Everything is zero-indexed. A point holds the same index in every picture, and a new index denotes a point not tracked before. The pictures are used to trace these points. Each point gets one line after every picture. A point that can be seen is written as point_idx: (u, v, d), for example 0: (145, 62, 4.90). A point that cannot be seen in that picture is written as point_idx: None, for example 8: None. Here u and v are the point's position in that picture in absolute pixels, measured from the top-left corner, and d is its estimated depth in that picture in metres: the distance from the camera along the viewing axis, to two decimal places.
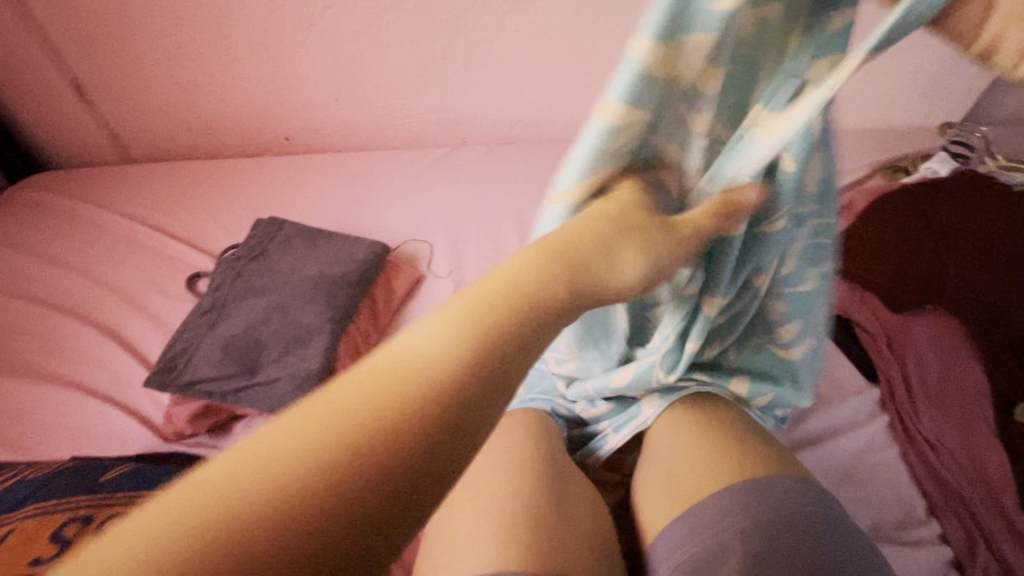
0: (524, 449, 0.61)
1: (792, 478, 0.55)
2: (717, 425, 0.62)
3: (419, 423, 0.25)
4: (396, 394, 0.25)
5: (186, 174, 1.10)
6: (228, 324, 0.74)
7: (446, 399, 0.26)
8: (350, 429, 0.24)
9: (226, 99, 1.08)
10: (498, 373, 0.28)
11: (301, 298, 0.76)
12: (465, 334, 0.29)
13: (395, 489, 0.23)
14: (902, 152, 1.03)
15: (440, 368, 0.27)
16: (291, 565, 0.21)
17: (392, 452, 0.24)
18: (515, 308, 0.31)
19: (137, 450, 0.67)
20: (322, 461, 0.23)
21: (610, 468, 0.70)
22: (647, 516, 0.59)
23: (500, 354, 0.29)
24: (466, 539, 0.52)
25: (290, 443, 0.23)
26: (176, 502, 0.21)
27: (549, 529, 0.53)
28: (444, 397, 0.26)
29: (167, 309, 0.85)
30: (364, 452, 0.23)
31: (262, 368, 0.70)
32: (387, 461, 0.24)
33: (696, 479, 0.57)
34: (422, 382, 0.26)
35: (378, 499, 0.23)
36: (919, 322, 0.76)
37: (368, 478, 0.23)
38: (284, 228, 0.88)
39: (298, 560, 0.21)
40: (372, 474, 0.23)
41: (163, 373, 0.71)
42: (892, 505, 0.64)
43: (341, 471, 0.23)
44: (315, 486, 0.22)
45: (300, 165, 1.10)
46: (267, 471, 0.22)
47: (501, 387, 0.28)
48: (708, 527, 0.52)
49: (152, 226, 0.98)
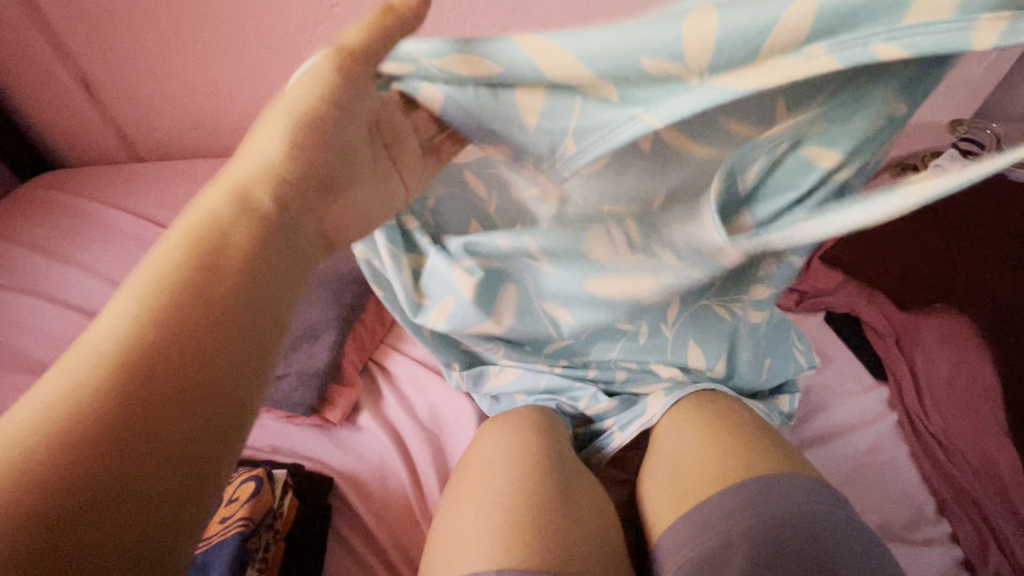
0: (528, 448, 0.60)
1: (801, 477, 0.54)
2: (723, 424, 0.61)
3: (155, 361, 0.26)
4: (125, 336, 0.26)
5: (195, 175, 1.11)
6: None
7: (176, 326, 0.27)
8: (80, 385, 0.25)
9: (234, 99, 1.09)
10: (248, 287, 0.30)
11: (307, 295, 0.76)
12: (187, 254, 0.29)
13: (158, 418, 0.25)
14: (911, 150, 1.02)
15: (167, 304, 0.28)
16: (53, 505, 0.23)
17: (132, 389, 0.25)
18: (242, 219, 0.32)
19: None
20: (60, 425, 0.24)
21: (616, 466, 0.70)
22: (653, 514, 0.59)
23: (244, 268, 0.30)
24: (473, 534, 0.53)
25: (32, 417, 0.24)
26: None
27: (556, 527, 0.53)
28: (172, 325, 0.27)
29: None
30: (102, 397, 0.25)
31: None
32: (135, 399, 0.25)
33: (702, 477, 0.57)
34: (153, 324, 0.27)
35: (145, 437, 0.25)
36: (931, 320, 0.75)
37: (114, 420, 0.25)
38: None
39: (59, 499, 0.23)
40: (178, 435, 0.26)
41: None
42: (901, 504, 0.64)
43: (78, 426, 0.24)
44: (58, 448, 0.23)
45: None
46: (36, 443, 0.23)
47: (249, 298, 0.30)
48: (715, 525, 0.52)
49: (164, 226, 1.00)
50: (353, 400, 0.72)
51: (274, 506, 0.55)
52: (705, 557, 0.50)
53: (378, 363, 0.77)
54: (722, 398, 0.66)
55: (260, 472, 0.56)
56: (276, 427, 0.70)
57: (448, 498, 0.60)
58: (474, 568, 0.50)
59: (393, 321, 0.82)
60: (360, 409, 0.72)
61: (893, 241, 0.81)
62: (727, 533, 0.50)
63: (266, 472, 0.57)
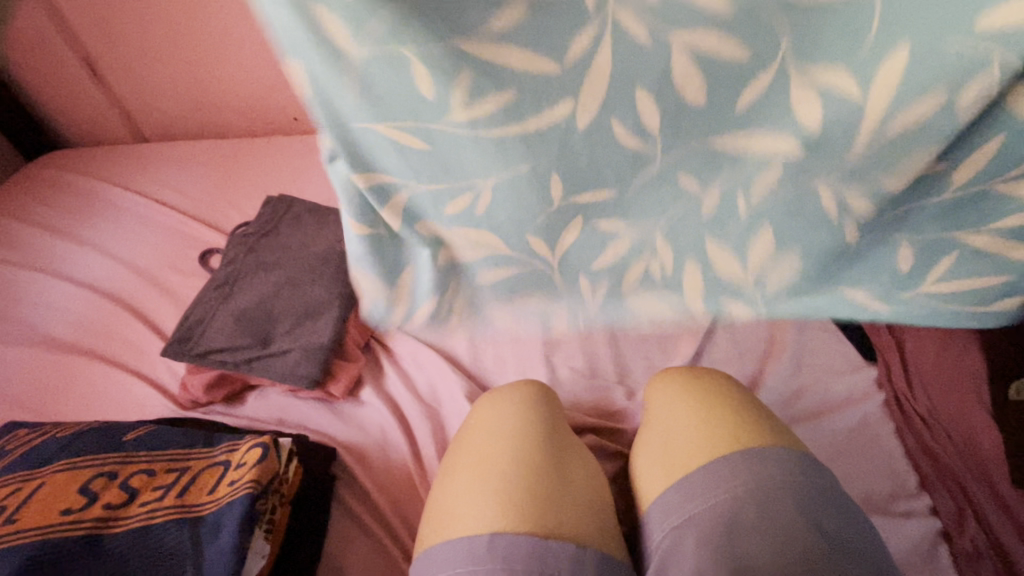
0: (527, 429, 0.62)
1: (785, 448, 0.56)
2: (717, 399, 0.63)
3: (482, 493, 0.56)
4: (453, 484, 0.59)
5: (198, 152, 1.13)
6: (240, 296, 0.75)
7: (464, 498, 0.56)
8: (462, 511, 0.55)
9: (234, 80, 1.11)
10: (479, 518, 0.54)
11: (311, 273, 0.78)
12: (458, 491, 0.58)
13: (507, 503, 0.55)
14: None
15: (449, 477, 0.60)
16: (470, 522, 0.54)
17: (473, 516, 0.54)
18: None
19: (157, 416, 0.71)
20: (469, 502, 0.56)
21: (610, 439, 0.71)
22: (642, 483, 0.61)
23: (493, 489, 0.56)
24: (467, 503, 0.55)
25: (448, 495, 0.58)
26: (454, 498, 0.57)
27: (545, 491, 0.56)
28: (457, 494, 0.57)
29: (185, 284, 0.88)
30: (469, 521, 0.54)
31: (273, 340, 0.72)
32: (478, 515, 0.54)
33: (688, 449, 0.59)
34: (458, 486, 0.58)
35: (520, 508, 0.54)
36: None
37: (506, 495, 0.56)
38: (292, 204, 0.89)
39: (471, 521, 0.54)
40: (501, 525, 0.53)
41: (178, 344, 0.71)
42: (885, 478, 0.67)
43: (471, 514, 0.54)
44: (465, 503, 0.56)
45: (309, 144, 1.13)
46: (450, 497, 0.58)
47: (475, 523, 0.53)
48: (699, 495, 0.54)
49: (166, 203, 1.02)
50: (355, 374, 0.73)
51: (279, 473, 0.53)
52: (704, 524, 0.52)
53: (380, 339, 0.80)
54: (722, 379, 0.67)
55: (266, 438, 0.53)
56: (281, 401, 0.73)
57: (447, 465, 0.63)
58: (468, 533, 0.53)
59: None
60: (362, 383, 0.74)
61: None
62: (728, 504, 0.52)
63: (271, 438, 0.53)
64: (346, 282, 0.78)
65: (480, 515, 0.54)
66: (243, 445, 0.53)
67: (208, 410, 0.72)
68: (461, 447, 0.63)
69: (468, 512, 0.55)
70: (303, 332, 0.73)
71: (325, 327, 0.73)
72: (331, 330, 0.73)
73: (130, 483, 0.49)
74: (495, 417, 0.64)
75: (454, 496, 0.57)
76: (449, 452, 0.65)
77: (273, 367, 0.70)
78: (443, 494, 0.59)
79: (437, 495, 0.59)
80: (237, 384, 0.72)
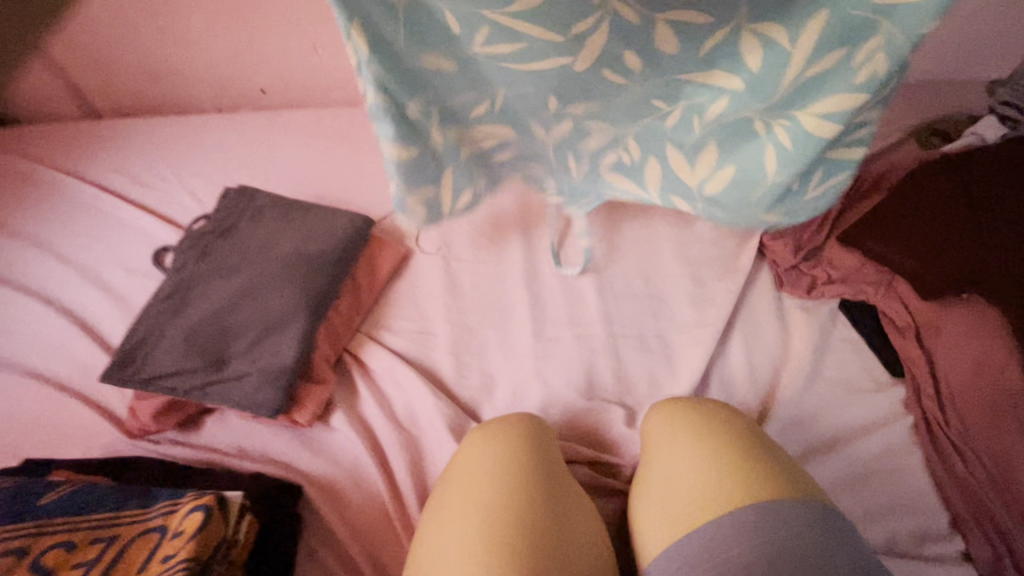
0: (517, 474, 0.55)
1: (807, 502, 0.50)
2: (727, 437, 0.57)
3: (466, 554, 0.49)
4: (434, 544, 0.52)
5: (153, 130, 1.02)
6: (192, 310, 0.66)
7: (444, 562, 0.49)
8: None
9: (192, 47, 0.99)
10: None
11: (272, 281, 0.69)
12: (440, 551, 0.50)
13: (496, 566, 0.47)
14: (924, 117, 0.98)
15: (429, 535, 0.53)
16: None
17: None
18: None
19: (104, 448, 0.63)
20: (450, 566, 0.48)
21: (609, 472, 0.65)
22: (645, 539, 0.54)
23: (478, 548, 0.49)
24: (448, 567, 0.48)
25: (428, 556, 0.51)
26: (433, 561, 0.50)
27: (537, 550, 0.49)
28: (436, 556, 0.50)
29: (137, 288, 0.78)
30: None
31: (230, 361, 0.64)
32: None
33: (696, 500, 0.52)
34: (439, 546, 0.51)
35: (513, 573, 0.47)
36: (953, 311, 0.69)
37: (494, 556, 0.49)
38: (253, 196, 0.78)
39: None
40: None
41: (120, 367, 0.63)
42: (911, 517, 0.61)
43: None
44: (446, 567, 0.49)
45: (278, 121, 1.02)
46: (430, 559, 0.51)
47: None
48: (710, 556, 0.47)
49: (116, 191, 0.91)
50: (325, 398, 0.65)
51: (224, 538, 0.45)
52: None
53: (354, 354, 0.72)
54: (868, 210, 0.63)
55: (208, 497, 0.46)
56: (242, 428, 0.65)
57: (432, 514, 0.56)
58: None
59: (372, 306, 0.77)
60: (333, 407, 0.66)
61: (910, 212, 0.75)
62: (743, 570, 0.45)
63: (214, 497, 0.46)
64: (313, 292, 0.69)
65: None
66: (182, 507, 0.45)
67: (159, 438, 0.64)
68: (443, 497, 0.56)
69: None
70: (263, 351, 0.64)
71: (288, 345, 0.64)
72: (295, 348, 0.64)
73: (43, 562, 0.41)
74: (481, 461, 0.58)
75: (434, 557, 0.50)
76: (429, 505, 0.58)
77: (230, 394, 0.62)
78: (422, 554, 0.52)
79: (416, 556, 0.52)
80: (191, 409, 0.64)
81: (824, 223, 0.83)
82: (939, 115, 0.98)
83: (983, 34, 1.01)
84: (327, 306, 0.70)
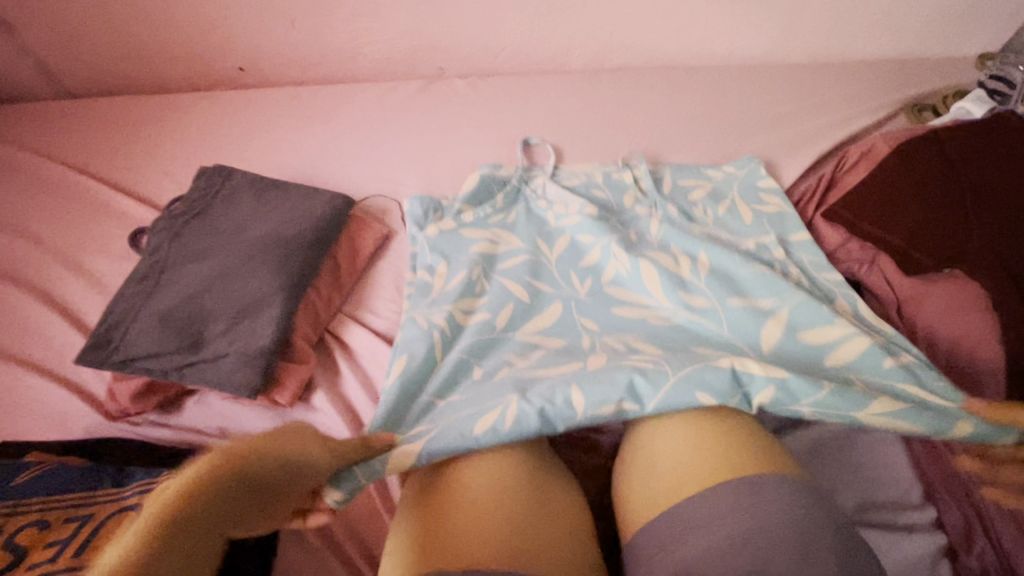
0: (503, 451, 0.57)
1: (782, 475, 0.51)
2: (706, 412, 0.59)
3: (434, 531, 0.50)
4: (408, 525, 0.52)
5: (127, 109, 0.99)
6: (168, 293, 0.66)
7: (414, 543, 0.50)
8: (412, 553, 0.49)
9: (164, 23, 0.97)
10: (428, 561, 0.47)
11: (249, 262, 0.68)
12: (413, 532, 0.51)
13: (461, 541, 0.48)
14: (912, 91, 0.98)
15: (404, 516, 0.54)
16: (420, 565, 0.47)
17: (422, 559, 0.48)
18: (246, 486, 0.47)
19: (83, 431, 0.62)
20: (419, 544, 0.49)
21: (589, 450, 0.65)
22: (626, 513, 0.55)
23: (446, 523, 0.50)
24: (419, 546, 0.49)
25: (401, 536, 0.52)
26: (404, 539, 0.51)
27: (513, 522, 0.50)
28: (407, 539, 0.51)
29: (114, 271, 0.77)
30: (418, 564, 0.48)
31: (207, 343, 0.63)
32: (426, 557, 0.48)
33: (677, 474, 0.53)
34: (410, 528, 0.52)
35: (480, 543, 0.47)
36: (935, 286, 0.68)
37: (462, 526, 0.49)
38: (230, 177, 0.78)
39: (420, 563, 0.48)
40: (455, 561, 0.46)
41: (96, 349, 0.62)
42: (886, 487, 0.62)
43: (421, 557, 0.48)
44: (417, 545, 0.50)
45: (256, 100, 1.00)
46: (404, 538, 0.51)
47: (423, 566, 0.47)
48: (689, 529, 0.49)
49: (91, 172, 0.90)
50: (305, 379, 0.65)
51: None
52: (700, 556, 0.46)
53: (335, 334, 0.71)
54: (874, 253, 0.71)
55: (188, 474, 0.47)
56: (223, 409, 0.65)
57: (409, 494, 0.57)
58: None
59: (354, 286, 0.76)
60: (314, 387, 0.66)
61: (893, 191, 0.75)
62: (720, 538, 0.47)
63: (195, 473, 0.48)
64: (291, 272, 0.68)
65: (428, 556, 0.48)
66: (159, 483, 0.46)
67: (139, 421, 0.63)
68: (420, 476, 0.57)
69: (418, 554, 0.49)
70: (240, 333, 0.64)
71: (266, 326, 0.64)
72: (273, 330, 0.64)
73: (17, 541, 0.41)
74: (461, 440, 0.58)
75: (407, 536, 0.51)
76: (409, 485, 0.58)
77: (208, 375, 0.62)
78: (396, 535, 0.52)
79: (392, 537, 0.53)
80: (170, 391, 0.64)
81: (810, 201, 0.83)
82: (926, 89, 0.98)
83: (975, 6, 0.99)
84: (306, 287, 0.69)
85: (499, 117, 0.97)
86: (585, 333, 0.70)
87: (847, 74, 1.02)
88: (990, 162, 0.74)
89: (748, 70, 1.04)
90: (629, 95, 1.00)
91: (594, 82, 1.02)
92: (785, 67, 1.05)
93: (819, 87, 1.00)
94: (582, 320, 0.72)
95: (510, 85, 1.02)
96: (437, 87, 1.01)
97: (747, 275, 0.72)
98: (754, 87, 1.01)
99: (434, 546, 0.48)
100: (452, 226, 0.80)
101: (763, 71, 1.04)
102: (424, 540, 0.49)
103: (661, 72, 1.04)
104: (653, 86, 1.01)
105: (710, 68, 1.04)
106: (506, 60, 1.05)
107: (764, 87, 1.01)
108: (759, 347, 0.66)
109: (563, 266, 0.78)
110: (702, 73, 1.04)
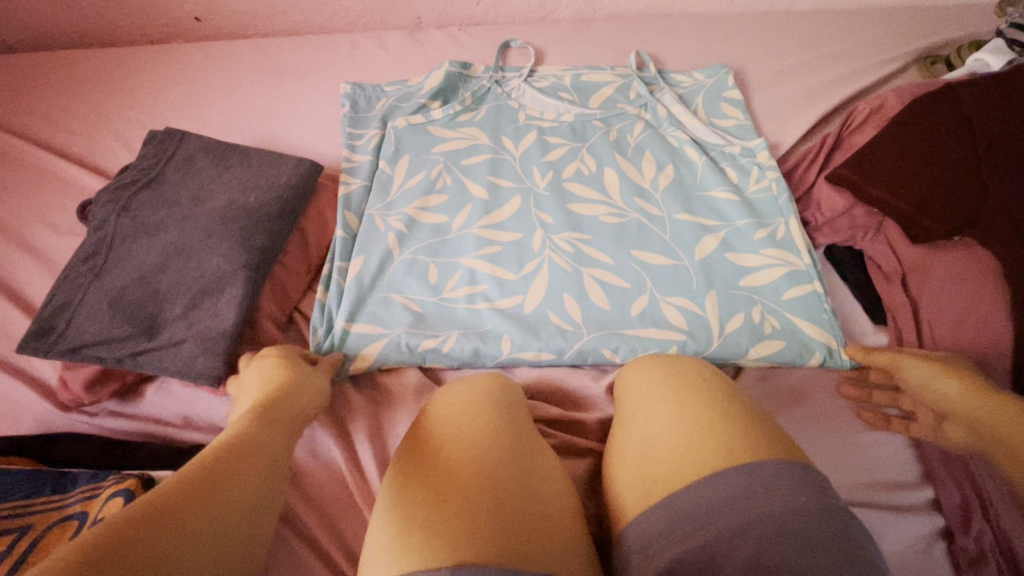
0: (488, 435, 0.53)
1: (785, 461, 0.46)
2: (705, 392, 0.55)
3: (415, 522, 0.46)
4: (386, 513, 0.49)
5: (71, 65, 0.90)
6: (116, 272, 0.60)
7: (393, 533, 0.46)
8: (389, 544, 0.45)
9: None
10: (407, 553, 0.44)
11: (206, 237, 0.62)
12: (391, 522, 0.47)
13: (440, 533, 0.44)
14: (926, 40, 0.92)
15: (382, 504, 0.50)
16: (396, 556, 0.44)
17: (399, 551, 0.44)
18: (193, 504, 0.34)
19: (33, 423, 0.58)
20: (397, 535, 0.46)
21: (576, 432, 0.62)
22: (618, 501, 0.52)
23: (429, 513, 0.46)
24: (396, 538, 0.45)
25: (379, 527, 0.48)
26: (382, 528, 0.48)
27: (502, 512, 0.46)
28: (386, 529, 0.47)
29: (62, 246, 0.71)
30: (394, 556, 0.44)
31: (163, 327, 0.58)
32: (402, 549, 0.44)
33: (674, 458, 0.49)
34: (387, 519, 0.48)
35: (465, 536, 0.43)
36: (944, 255, 0.65)
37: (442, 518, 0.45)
38: (184, 143, 0.71)
39: (396, 556, 0.44)
40: (436, 553, 0.43)
41: (40, 337, 0.57)
42: (885, 467, 0.60)
43: (399, 548, 0.44)
44: (395, 534, 0.46)
45: (215, 53, 0.92)
46: (382, 528, 0.48)
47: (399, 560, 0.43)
48: (687, 518, 0.45)
49: (32, 137, 0.82)
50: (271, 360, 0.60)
51: None
52: (695, 555, 0.43)
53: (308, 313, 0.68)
54: (993, 400, 0.50)
55: (132, 482, 0.45)
56: (185, 395, 0.60)
57: (388, 482, 0.53)
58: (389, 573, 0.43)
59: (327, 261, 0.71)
60: None
61: (901, 150, 0.69)
62: (722, 528, 0.43)
63: (137, 481, 0.46)
64: (252, 246, 0.62)
65: (409, 547, 0.44)
66: (103, 493, 0.45)
67: (97, 410, 0.59)
68: (401, 462, 0.53)
69: (394, 545, 0.45)
70: (198, 316, 0.58)
71: (227, 308, 0.59)
72: (235, 310, 0.59)
73: None
74: (446, 425, 0.55)
75: (384, 525, 0.48)
76: (388, 474, 0.54)
77: (166, 363, 0.57)
78: (374, 524, 0.49)
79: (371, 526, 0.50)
80: (128, 379, 0.59)
81: (811, 165, 0.79)
82: (941, 38, 0.92)
83: None
84: (270, 262, 0.64)
85: (481, 71, 0.89)
86: (539, 228, 0.74)
87: (857, 22, 0.95)
88: (1009, 113, 0.68)
89: (750, 18, 0.97)
90: (621, 51, 0.93)
91: (583, 34, 0.95)
92: (790, 15, 0.98)
93: (825, 37, 0.94)
94: (538, 214, 0.75)
95: (494, 38, 0.94)
96: (417, 38, 0.94)
97: (756, 193, 0.77)
98: (757, 37, 0.94)
99: (415, 535, 0.45)
100: (421, 121, 0.82)
101: (767, 20, 0.97)
102: (405, 529, 0.46)
103: (657, 22, 0.97)
104: (649, 39, 0.94)
105: (708, 17, 0.97)
106: (490, 9, 0.97)
107: (768, 36, 0.94)
108: (696, 256, 0.72)
109: (526, 161, 0.80)
110: (701, 24, 0.96)
